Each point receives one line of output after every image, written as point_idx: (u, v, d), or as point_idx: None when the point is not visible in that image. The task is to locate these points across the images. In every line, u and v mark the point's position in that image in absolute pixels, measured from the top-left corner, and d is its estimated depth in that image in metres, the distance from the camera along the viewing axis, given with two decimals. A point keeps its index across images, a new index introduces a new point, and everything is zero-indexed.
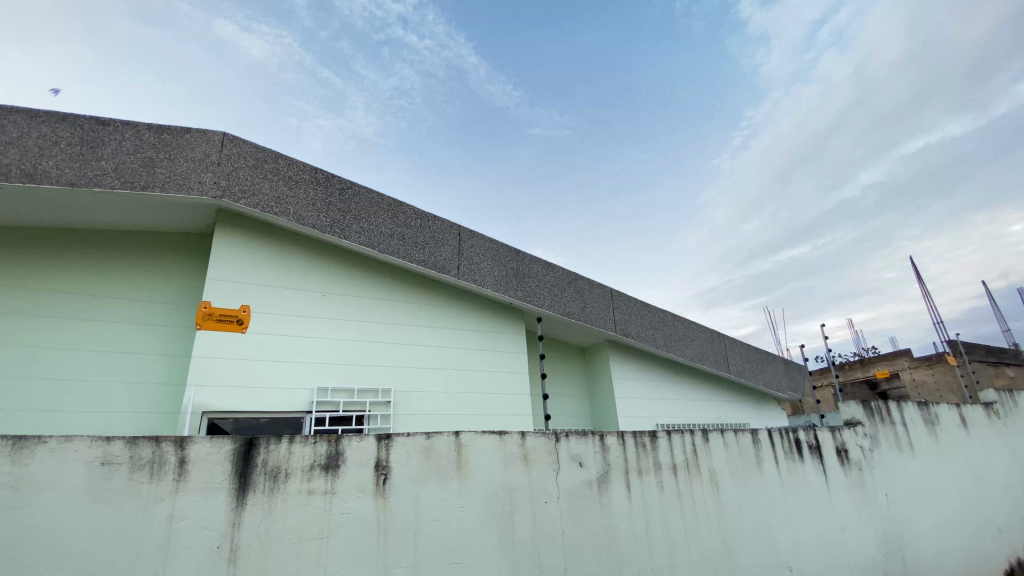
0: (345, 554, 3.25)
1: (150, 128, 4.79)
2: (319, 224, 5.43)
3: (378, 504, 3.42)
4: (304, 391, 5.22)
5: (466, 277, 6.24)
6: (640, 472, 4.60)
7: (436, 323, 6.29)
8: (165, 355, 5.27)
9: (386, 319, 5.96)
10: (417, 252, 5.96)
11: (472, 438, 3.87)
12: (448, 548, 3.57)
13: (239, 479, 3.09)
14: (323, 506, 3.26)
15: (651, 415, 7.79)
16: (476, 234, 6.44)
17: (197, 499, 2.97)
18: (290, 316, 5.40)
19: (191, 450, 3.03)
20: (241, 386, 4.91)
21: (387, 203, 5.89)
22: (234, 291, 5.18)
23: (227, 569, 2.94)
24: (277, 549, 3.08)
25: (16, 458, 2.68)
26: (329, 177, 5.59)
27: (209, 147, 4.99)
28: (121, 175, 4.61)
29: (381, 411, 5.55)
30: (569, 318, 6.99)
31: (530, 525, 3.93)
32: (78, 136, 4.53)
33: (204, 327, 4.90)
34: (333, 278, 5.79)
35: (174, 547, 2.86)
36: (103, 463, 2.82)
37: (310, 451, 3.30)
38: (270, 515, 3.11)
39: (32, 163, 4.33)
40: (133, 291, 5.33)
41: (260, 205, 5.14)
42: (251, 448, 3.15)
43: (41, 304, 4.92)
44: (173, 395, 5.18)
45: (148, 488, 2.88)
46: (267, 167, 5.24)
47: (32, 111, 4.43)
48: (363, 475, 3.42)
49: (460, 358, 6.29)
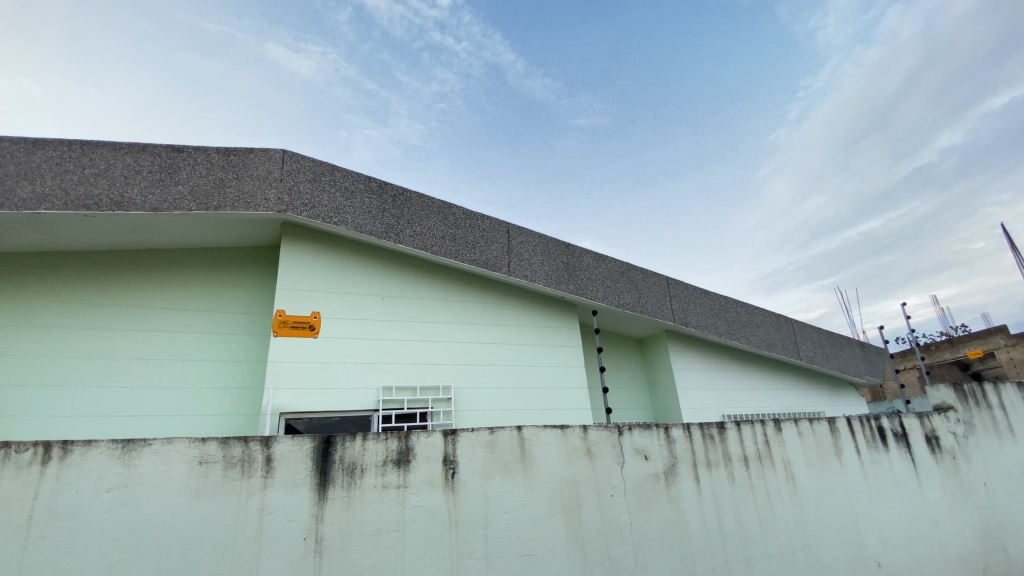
0: (420, 545, 3.37)
1: (218, 151, 5.14)
2: (375, 231, 5.63)
3: (448, 497, 3.53)
4: (370, 390, 5.44)
5: (518, 274, 6.27)
6: (709, 464, 4.46)
7: (491, 321, 6.37)
8: (243, 361, 5.65)
9: (443, 318, 6.11)
10: (469, 252, 6.06)
11: (534, 432, 3.90)
12: (517, 539, 3.63)
13: (319, 475, 3.28)
14: (397, 500, 3.40)
15: (717, 405, 7.53)
16: (525, 230, 6.47)
17: (283, 494, 3.18)
18: (353, 319, 5.65)
19: (275, 448, 3.24)
20: (312, 388, 5.20)
21: (438, 206, 6.03)
22: (302, 299, 5.48)
23: (314, 559, 3.13)
24: (356, 541, 3.24)
25: (126, 459, 2.96)
26: (382, 184, 5.79)
27: (271, 165, 5.31)
28: (197, 198, 4.99)
29: (443, 407, 5.70)
30: (625, 309, 6.89)
31: (597, 518, 3.92)
32: (157, 164, 4.94)
33: (280, 334, 5.23)
34: (392, 282, 6.00)
35: (266, 539, 3.08)
36: (200, 461, 3.08)
37: (382, 447, 3.46)
38: (349, 509, 3.28)
39: (120, 192, 4.76)
40: (213, 304, 5.76)
41: (321, 217, 5.40)
42: (329, 445, 3.35)
43: (136, 319, 5.43)
44: (252, 398, 5.55)
45: (239, 484, 3.11)
46: (325, 180, 5.51)
47: (116, 145, 4.87)
48: (431, 470, 3.53)
49: (517, 353, 6.35)
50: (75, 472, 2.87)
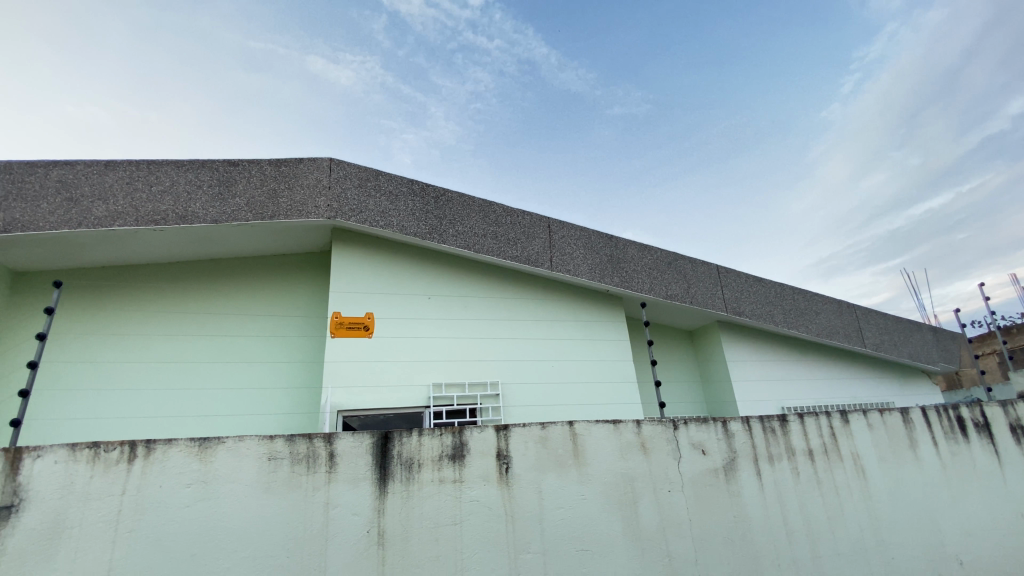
0: (477, 538, 3.43)
1: (270, 163, 5.39)
2: (419, 232, 5.74)
3: (502, 492, 3.56)
4: (421, 388, 5.56)
5: (561, 268, 6.23)
6: (770, 459, 4.29)
7: (536, 316, 6.36)
8: (301, 362, 5.90)
9: (489, 315, 6.16)
10: (511, 248, 6.07)
11: (586, 427, 3.87)
12: (573, 535, 3.62)
13: (379, 470, 3.38)
14: (453, 494, 3.47)
15: (775, 397, 7.22)
16: (567, 224, 6.42)
17: (346, 488, 3.30)
18: (403, 319, 5.78)
19: (338, 445, 3.36)
20: (367, 386, 5.37)
21: (479, 204, 6.07)
22: (354, 301, 5.66)
23: (377, 551, 3.24)
24: (416, 535, 3.33)
25: (204, 457, 3.16)
26: (425, 186, 5.89)
27: (319, 173, 5.51)
28: (253, 209, 5.24)
29: (492, 403, 5.74)
30: (674, 301, 6.72)
31: (653, 513, 3.85)
32: (215, 178, 5.22)
33: (337, 334, 5.44)
34: (438, 281, 6.11)
35: (332, 531, 3.21)
36: (269, 458, 3.24)
37: (438, 443, 3.53)
38: (409, 503, 3.37)
39: (184, 207, 5.07)
40: (272, 308, 6.04)
41: (368, 221, 5.56)
42: (387, 441, 3.44)
43: (204, 325, 5.76)
44: (311, 397, 5.78)
45: (305, 479, 3.26)
46: (370, 185, 5.66)
47: (178, 162, 5.18)
48: (486, 464, 3.58)
49: (563, 348, 6.32)
50: (158, 468, 3.09)
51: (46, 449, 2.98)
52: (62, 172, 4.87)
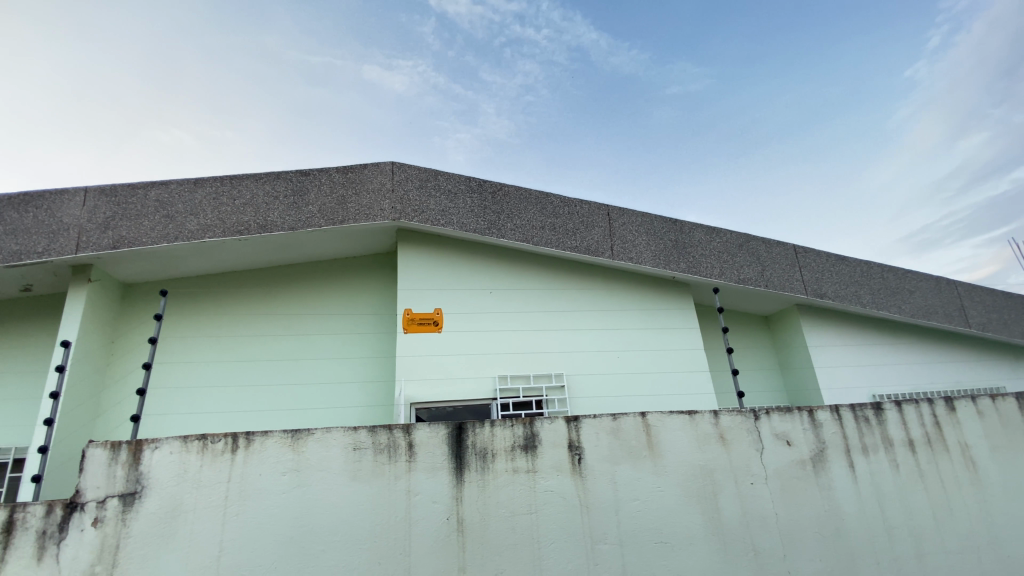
0: (554, 527, 3.45)
1: (337, 170, 5.66)
2: (479, 228, 5.82)
3: (576, 483, 3.56)
4: (488, 380, 5.65)
5: (623, 257, 6.09)
6: (864, 450, 3.99)
7: (599, 306, 6.27)
8: (376, 357, 6.18)
9: (551, 307, 6.14)
10: (570, 239, 6.01)
11: (659, 418, 3.78)
12: (651, 527, 3.55)
13: (455, 459, 3.48)
14: (528, 484, 3.51)
15: (864, 384, 6.68)
16: (627, 211, 6.27)
17: (426, 477, 3.43)
18: (467, 313, 5.90)
19: (416, 435, 3.50)
20: (438, 378, 5.53)
21: (536, 196, 6.06)
22: (422, 297, 5.85)
23: (458, 538, 3.34)
24: (495, 523, 3.40)
25: (296, 447, 3.39)
26: (482, 182, 5.96)
27: (383, 177, 5.73)
28: (324, 215, 5.53)
29: (558, 395, 5.73)
30: (747, 284, 6.39)
31: (736, 506, 3.70)
32: (290, 189, 5.56)
33: (409, 330, 5.66)
34: (500, 275, 6.17)
35: (414, 518, 3.35)
36: (354, 448, 3.43)
37: (510, 433, 3.58)
38: (485, 491, 3.45)
39: (264, 217, 5.44)
40: (346, 307, 6.36)
41: (430, 220, 5.71)
42: (461, 432, 3.54)
43: (287, 325, 6.18)
44: (386, 390, 6.05)
45: (387, 468, 3.41)
46: (430, 185, 5.81)
47: (257, 176, 5.56)
48: (558, 455, 3.59)
49: (628, 338, 6.18)
50: (257, 458, 3.35)
51: (162, 441, 3.31)
52: (158, 193, 5.37)
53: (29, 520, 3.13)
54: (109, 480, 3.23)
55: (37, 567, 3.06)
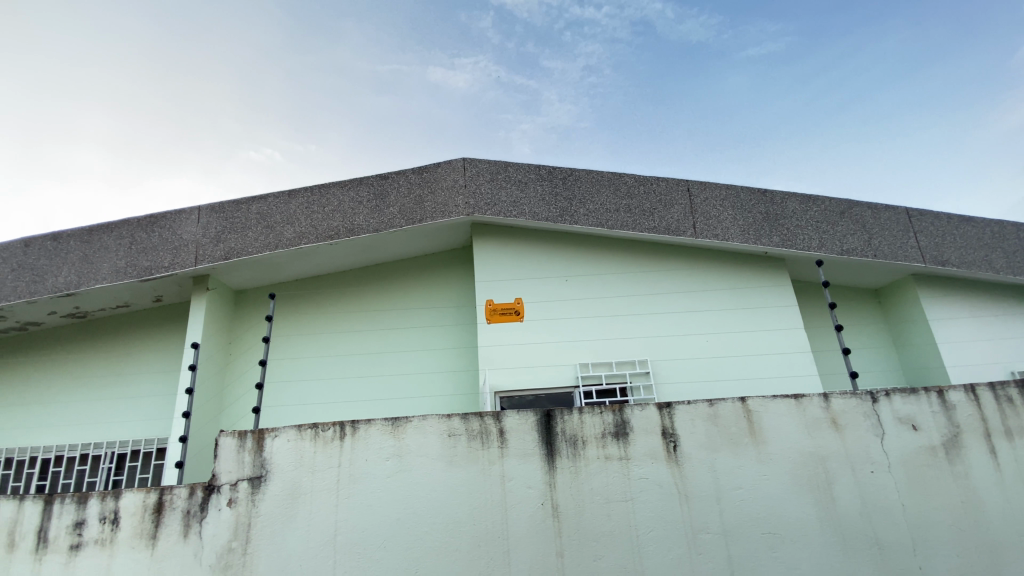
0: (652, 515, 3.37)
1: (413, 171, 5.87)
2: (552, 216, 5.77)
3: (673, 471, 3.44)
4: (569, 367, 5.62)
5: (706, 234, 5.78)
6: (1009, 434, 3.50)
7: (683, 288, 6.00)
8: (459, 347, 6.38)
9: (630, 292, 5.97)
10: (648, 220, 5.80)
11: (759, 402, 3.56)
12: (758, 516, 3.36)
13: (546, 446, 3.50)
14: (621, 471, 3.45)
15: (1001, 361, 5.86)
16: (708, 184, 5.92)
17: (518, 462, 3.48)
18: (545, 301, 5.89)
19: (506, 422, 3.56)
20: (520, 367, 5.59)
21: (609, 178, 5.90)
22: (501, 288, 5.93)
23: (554, 523, 3.37)
24: (590, 509, 3.38)
25: (396, 434, 3.58)
26: (552, 169, 5.89)
27: (456, 174, 5.85)
28: (403, 216, 5.76)
29: (642, 381, 5.57)
30: (851, 255, 5.81)
31: (853, 496, 3.40)
32: (371, 192, 5.85)
33: (492, 320, 5.77)
34: (576, 261, 6.09)
35: (510, 503, 3.41)
36: (449, 434, 3.56)
37: (599, 420, 3.53)
38: (577, 478, 3.44)
39: (350, 222, 5.78)
40: (429, 301, 6.61)
41: (503, 212, 5.76)
42: (550, 419, 3.54)
43: (376, 319, 6.53)
44: (471, 379, 6.24)
45: (481, 454, 3.51)
46: (501, 177, 5.85)
47: (341, 182, 5.90)
48: (652, 442, 3.49)
49: (716, 320, 5.87)
50: (362, 444, 3.58)
51: (280, 430, 3.64)
52: (258, 206, 5.87)
53: (176, 501, 3.58)
54: (238, 464, 3.60)
55: (185, 541, 3.50)
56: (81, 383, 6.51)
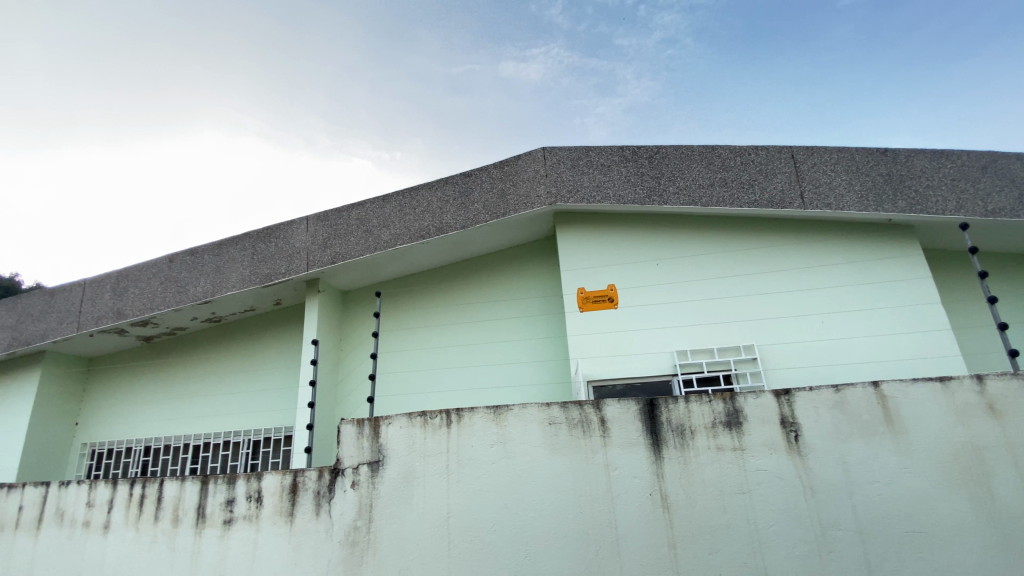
0: (774, 508, 3.17)
1: (496, 165, 5.96)
2: (639, 198, 5.58)
3: (795, 462, 3.22)
4: (666, 355, 5.43)
5: (816, 204, 5.28)
6: None
7: (789, 266, 5.54)
8: (549, 337, 6.41)
9: (728, 273, 5.63)
10: (747, 193, 5.41)
11: (895, 387, 3.20)
12: (899, 513, 3.04)
13: (651, 435, 3.42)
14: (735, 462, 3.28)
15: None
16: (815, 149, 5.39)
17: (622, 452, 3.43)
18: (637, 287, 5.73)
19: (607, 411, 3.52)
20: (614, 356, 5.50)
21: (699, 152, 5.58)
22: (591, 276, 5.85)
23: (664, 515, 3.28)
24: (703, 500, 3.25)
25: (499, 422, 3.68)
26: (637, 149, 5.69)
27: (537, 164, 5.85)
28: (489, 210, 5.87)
29: (749, 368, 5.24)
30: (999, 216, 5.01)
31: (1018, 491, 2.98)
32: (457, 190, 6.03)
33: (585, 309, 5.71)
34: (667, 244, 5.84)
35: (616, 492, 3.38)
36: (550, 423, 3.59)
37: (708, 409, 3.38)
38: (687, 469, 3.32)
39: (439, 220, 6.00)
40: (518, 292, 6.70)
41: (588, 198, 5.67)
42: (654, 408, 3.45)
43: (468, 312, 6.75)
44: (562, 368, 6.26)
45: (584, 443, 3.50)
46: (583, 163, 5.76)
47: (430, 183, 6.14)
48: (769, 432, 3.28)
49: (831, 298, 5.35)
50: (467, 433, 3.72)
51: (393, 418, 3.89)
52: (357, 212, 6.29)
53: (308, 482, 3.97)
54: (359, 450, 3.91)
55: (318, 519, 3.88)
56: (220, 380, 7.42)
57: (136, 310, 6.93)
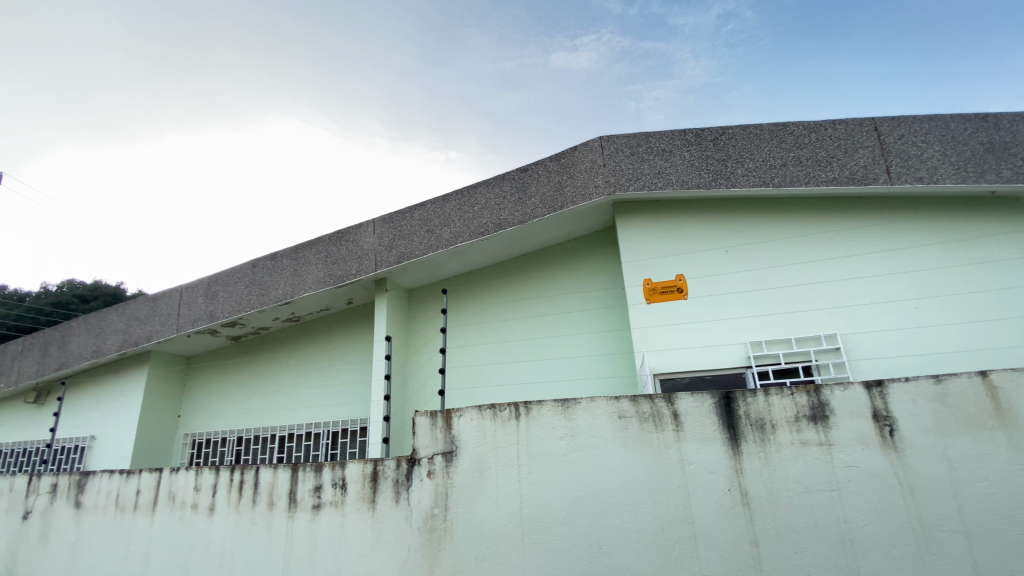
0: (865, 507, 2.99)
1: (553, 158, 5.94)
2: (704, 183, 5.37)
3: (890, 458, 3.01)
4: (739, 346, 5.22)
5: (904, 179, 4.86)
6: None
7: (874, 248, 5.15)
8: (612, 330, 6.34)
9: (805, 258, 5.31)
10: (823, 172, 5.07)
11: (1007, 376, 2.93)
12: (1013, 515, 2.79)
13: (728, 430, 3.31)
14: (822, 458, 3.11)
15: None
16: (902, 119, 4.96)
17: (697, 446, 3.35)
18: (706, 277, 5.53)
19: (680, 404, 3.45)
20: (683, 348, 5.35)
21: (769, 131, 5.28)
22: (656, 267, 5.71)
23: (744, 511, 3.17)
24: (787, 498, 3.11)
25: (568, 415, 3.70)
26: (700, 132, 5.47)
27: (594, 154, 5.76)
28: (548, 204, 5.87)
29: (831, 359, 4.93)
30: None
31: None
32: (515, 186, 6.07)
33: (653, 300, 5.58)
34: (735, 229, 5.59)
35: (692, 487, 3.31)
36: (620, 416, 3.56)
37: (790, 402, 3.22)
38: (769, 464, 3.19)
39: (499, 216, 6.08)
40: (579, 285, 6.66)
41: (649, 186, 5.53)
42: (730, 402, 3.34)
43: (529, 307, 6.80)
44: (626, 361, 6.17)
45: (656, 437, 3.45)
46: (642, 150, 5.62)
47: (488, 180, 6.23)
48: (859, 426, 3.09)
49: (924, 282, 4.92)
50: (536, 425, 3.77)
51: (464, 411, 4.01)
52: (420, 212, 6.50)
53: (387, 471, 4.18)
54: (432, 440, 4.06)
55: (397, 506, 4.08)
56: (301, 375, 7.95)
57: (225, 312, 7.55)
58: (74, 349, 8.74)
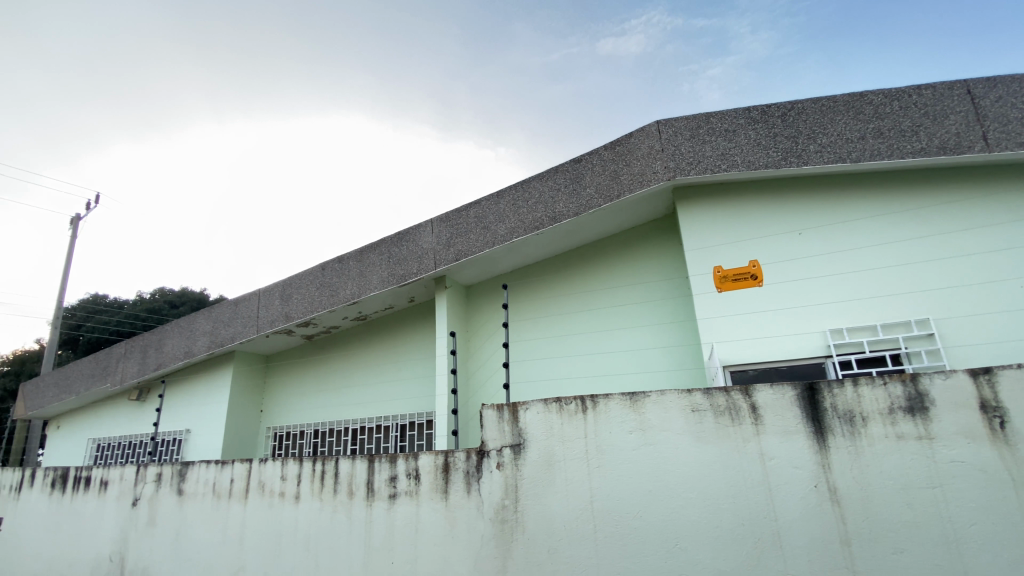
0: (973, 505, 2.75)
1: (608, 147, 5.83)
2: (773, 162, 5.09)
3: (1001, 453, 2.75)
4: (817, 335, 4.92)
5: (1006, 145, 4.37)
6: None
7: (972, 223, 4.68)
8: (676, 321, 6.16)
9: (890, 237, 4.91)
10: (909, 142, 4.65)
11: None
12: None
13: (813, 423, 3.13)
14: (921, 452, 2.88)
15: None
16: (1002, 78, 4.47)
17: (779, 440, 3.20)
18: (778, 262, 5.24)
19: (757, 397, 3.30)
20: (755, 337, 5.11)
21: (844, 102, 4.91)
22: (723, 254, 5.48)
23: (834, 508, 3.00)
24: (882, 495, 2.91)
25: (636, 408, 3.64)
26: (766, 109, 5.17)
27: (651, 139, 5.59)
28: (605, 194, 5.78)
29: (924, 346, 4.55)
30: None
31: None
32: (570, 177, 6.01)
33: (724, 288, 5.35)
34: (809, 210, 5.26)
35: (774, 482, 3.16)
36: (693, 409, 3.46)
37: (883, 393, 3.00)
38: (860, 459, 2.99)
39: (555, 209, 6.05)
40: (640, 276, 6.52)
41: (711, 169, 5.30)
42: (814, 394, 3.16)
43: (589, 299, 6.74)
44: (692, 353, 5.99)
45: (733, 430, 3.32)
46: (703, 131, 5.39)
47: (542, 174, 6.21)
48: (964, 419, 2.84)
49: None
50: (604, 418, 3.74)
51: (530, 404, 4.04)
52: (476, 210, 6.59)
53: (458, 463, 4.30)
54: (500, 433, 4.12)
55: (469, 496, 4.19)
56: (370, 371, 8.31)
57: (299, 313, 8.03)
58: (169, 350, 9.57)
